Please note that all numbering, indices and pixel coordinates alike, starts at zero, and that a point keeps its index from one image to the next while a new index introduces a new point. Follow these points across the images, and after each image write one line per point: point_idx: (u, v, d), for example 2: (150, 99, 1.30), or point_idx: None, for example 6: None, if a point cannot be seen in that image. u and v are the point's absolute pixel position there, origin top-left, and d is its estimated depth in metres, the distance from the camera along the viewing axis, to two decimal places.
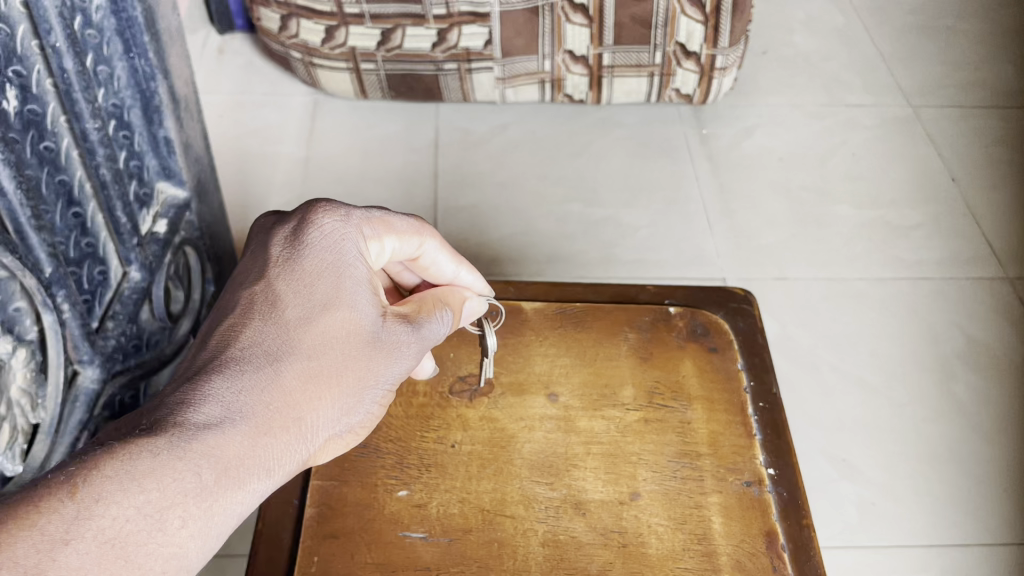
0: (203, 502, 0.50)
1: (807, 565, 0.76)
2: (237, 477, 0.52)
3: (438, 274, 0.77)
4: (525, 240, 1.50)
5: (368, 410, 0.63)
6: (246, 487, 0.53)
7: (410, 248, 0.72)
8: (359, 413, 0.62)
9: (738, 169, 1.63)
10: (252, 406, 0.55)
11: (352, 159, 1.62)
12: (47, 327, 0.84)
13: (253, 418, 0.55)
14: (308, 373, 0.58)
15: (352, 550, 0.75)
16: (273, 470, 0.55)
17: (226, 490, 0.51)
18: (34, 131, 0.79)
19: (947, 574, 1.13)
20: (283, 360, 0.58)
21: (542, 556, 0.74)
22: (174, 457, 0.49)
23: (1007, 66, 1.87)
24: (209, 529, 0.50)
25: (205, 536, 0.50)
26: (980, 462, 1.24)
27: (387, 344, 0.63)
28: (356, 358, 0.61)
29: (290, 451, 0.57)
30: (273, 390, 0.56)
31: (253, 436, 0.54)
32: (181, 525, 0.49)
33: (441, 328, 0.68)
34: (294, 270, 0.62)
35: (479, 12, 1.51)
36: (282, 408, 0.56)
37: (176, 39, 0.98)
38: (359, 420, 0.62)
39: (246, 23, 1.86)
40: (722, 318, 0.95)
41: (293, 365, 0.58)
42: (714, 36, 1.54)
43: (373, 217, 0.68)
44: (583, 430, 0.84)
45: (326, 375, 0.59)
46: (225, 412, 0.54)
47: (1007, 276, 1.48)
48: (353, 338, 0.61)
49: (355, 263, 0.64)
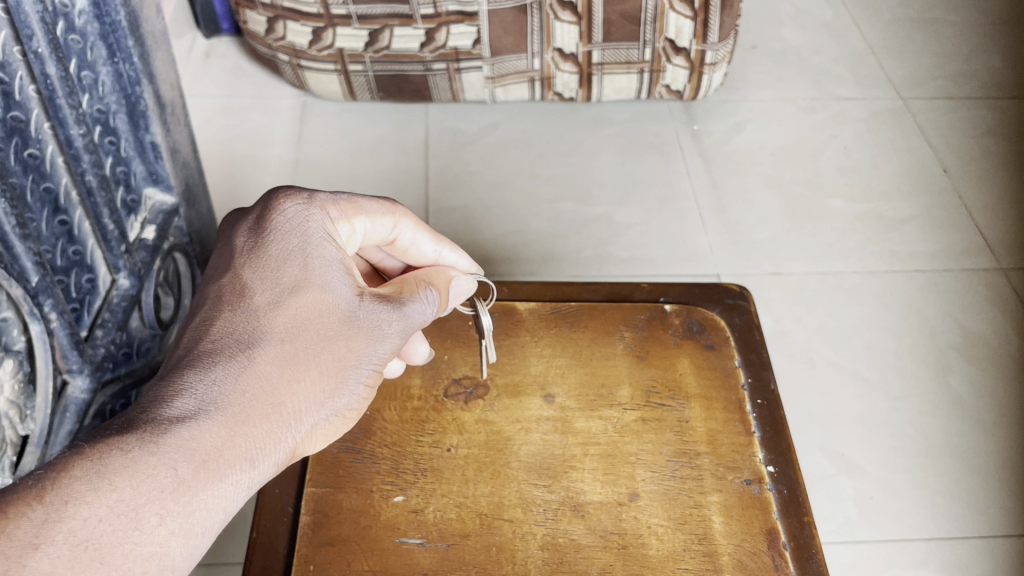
0: (181, 497, 0.49)
1: (809, 564, 0.75)
2: (215, 469, 0.51)
3: (420, 255, 0.76)
4: (518, 240, 1.49)
5: (359, 391, 0.62)
6: (227, 479, 0.52)
7: (384, 229, 0.71)
8: (345, 397, 0.61)
9: (729, 165, 1.63)
10: (227, 398, 0.54)
11: (342, 162, 1.61)
12: (35, 337, 0.82)
13: (229, 410, 0.54)
14: (282, 360, 0.57)
15: (348, 558, 0.74)
16: (254, 460, 0.54)
17: (204, 483, 0.50)
18: (18, 139, 0.78)
19: (947, 568, 1.13)
20: (256, 345, 0.57)
21: (541, 560, 0.73)
22: (145, 451, 0.48)
23: (995, 57, 1.87)
24: (191, 525, 0.49)
25: (188, 532, 0.49)
26: (978, 454, 1.24)
27: (368, 323, 0.62)
28: (335, 340, 0.60)
29: (272, 440, 0.55)
30: (248, 380, 0.55)
31: (229, 427, 0.53)
32: (160, 522, 0.48)
33: (427, 306, 0.66)
34: (262, 257, 0.61)
35: (467, 12, 1.50)
36: (258, 398, 0.55)
37: (161, 43, 0.97)
38: (349, 403, 0.61)
39: (232, 26, 1.85)
40: (718, 315, 0.94)
41: (267, 350, 0.57)
42: (704, 31, 1.54)
43: (340, 198, 0.67)
44: (580, 430, 0.83)
45: (303, 361, 0.58)
46: (198, 406, 0.53)
47: (1001, 267, 1.48)
48: (327, 320, 0.60)
49: (324, 246, 0.63)
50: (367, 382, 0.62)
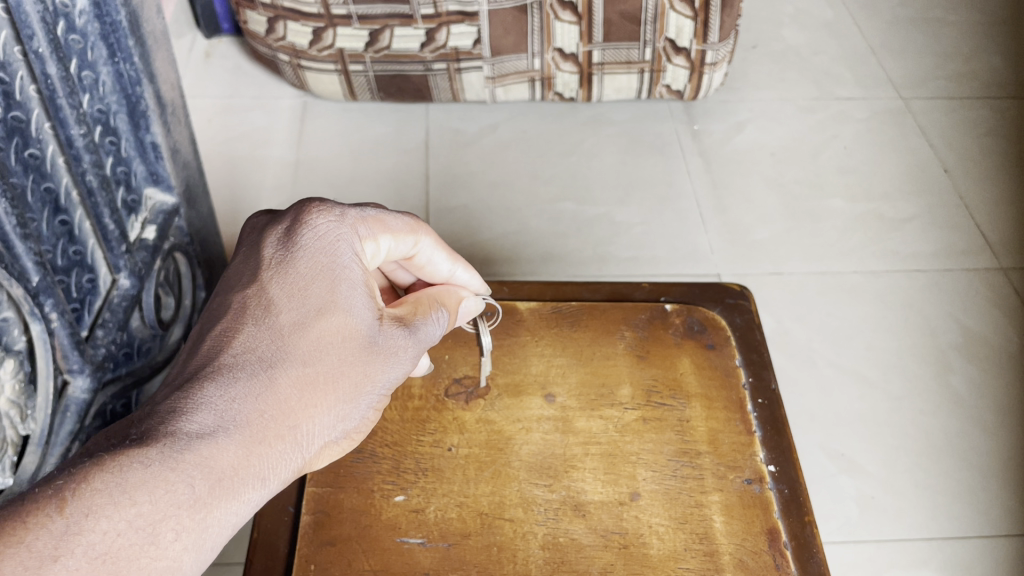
0: (196, 514, 0.49)
1: (810, 563, 0.75)
2: (230, 488, 0.51)
3: (434, 273, 0.76)
4: (518, 240, 1.49)
5: (369, 415, 0.62)
6: (241, 497, 0.52)
7: (405, 246, 0.71)
8: (356, 418, 0.61)
9: (730, 165, 1.63)
10: (247, 414, 0.54)
11: (342, 162, 1.61)
12: (36, 337, 0.82)
13: (248, 427, 0.54)
14: (302, 379, 0.57)
15: (349, 558, 0.74)
16: (267, 478, 0.54)
17: (219, 501, 0.50)
18: (19, 138, 0.78)
19: (948, 567, 1.12)
20: (281, 363, 0.57)
21: (542, 559, 0.73)
22: (167, 466, 0.48)
23: (995, 56, 1.87)
24: (203, 542, 0.49)
25: (199, 549, 0.49)
26: (978, 454, 1.24)
27: (384, 348, 0.63)
28: (354, 364, 0.60)
29: (285, 459, 0.56)
30: (268, 397, 0.55)
31: (247, 445, 0.53)
32: (174, 538, 0.48)
33: (436, 331, 0.67)
34: (288, 273, 0.61)
35: (467, 12, 1.50)
36: (277, 416, 0.55)
37: (161, 43, 0.97)
38: (359, 426, 0.62)
39: (233, 26, 1.85)
40: (718, 314, 0.94)
41: (291, 369, 0.57)
42: (704, 31, 1.54)
43: (370, 218, 0.67)
44: (580, 430, 0.83)
45: (322, 381, 0.58)
46: (218, 421, 0.52)
47: (1001, 266, 1.48)
48: (348, 342, 0.60)
49: (349, 266, 0.63)
50: (377, 405, 0.63)
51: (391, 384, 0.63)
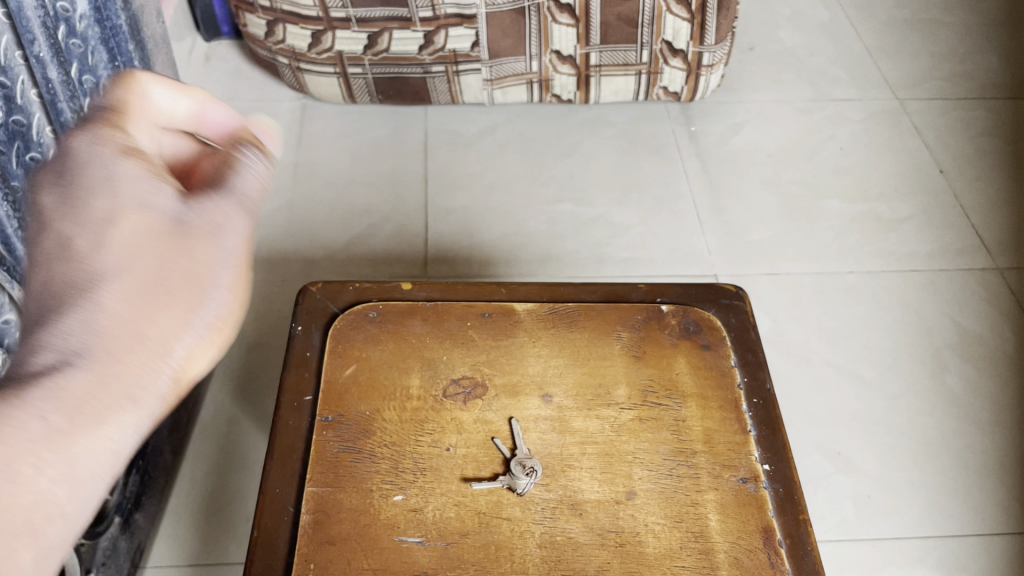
0: (55, 447, 0.34)
1: (805, 561, 0.77)
2: (91, 417, 0.35)
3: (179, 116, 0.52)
4: (516, 241, 1.50)
5: (238, 301, 0.42)
6: (107, 422, 0.36)
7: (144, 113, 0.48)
8: (225, 302, 0.41)
9: (726, 165, 1.64)
10: (72, 339, 0.35)
11: (341, 164, 1.62)
12: None
13: (88, 355, 0.35)
14: (124, 282, 0.38)
15: (349, 556, 0.75)
16: (134, 402, 0.36)
17: (82, 431, 0.35)
18: (21, 142, 0.79)
19: (944, 565, 1.13)
20: (70, 284, 0.37)
21: (539, 558, 0.75)
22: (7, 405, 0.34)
23: (991, 57, 1.88)
24: (80, 476, 0.35)
25: (76, 481, 0.35)
26: (974, 453, 1.24)
27: (203, 221, 0.43)
28: (170, 253, 0.40)
29: (156, 380, 0.37)
30: (84, 316, 0.36)
31: (96, 376, 0.35)
32: (36, 474, 0.34)
33: (254, 172, 0.48)
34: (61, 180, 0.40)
35: (465, 14, 1.51)
36: (114, 330, 0.36)
37: (161, 48, 1.02)
38: (231, 320, 0.42)
39: (232, 29, 1.86)
40: (714, 315, 0.95)
41: (100, 283, 0.37)
42: (701, 33, 1.54)
43: (93, 109, 0.46)
44: (577, 430, 0.84)
45: (154, 277, 0.39)
46: (57, 357, 0.35)
47: (997, 266, 1.49)
48: (149, 232, 0.40)
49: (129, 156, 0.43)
50: (240, 286, 0.43)
51: (245, 257, 0.44)
